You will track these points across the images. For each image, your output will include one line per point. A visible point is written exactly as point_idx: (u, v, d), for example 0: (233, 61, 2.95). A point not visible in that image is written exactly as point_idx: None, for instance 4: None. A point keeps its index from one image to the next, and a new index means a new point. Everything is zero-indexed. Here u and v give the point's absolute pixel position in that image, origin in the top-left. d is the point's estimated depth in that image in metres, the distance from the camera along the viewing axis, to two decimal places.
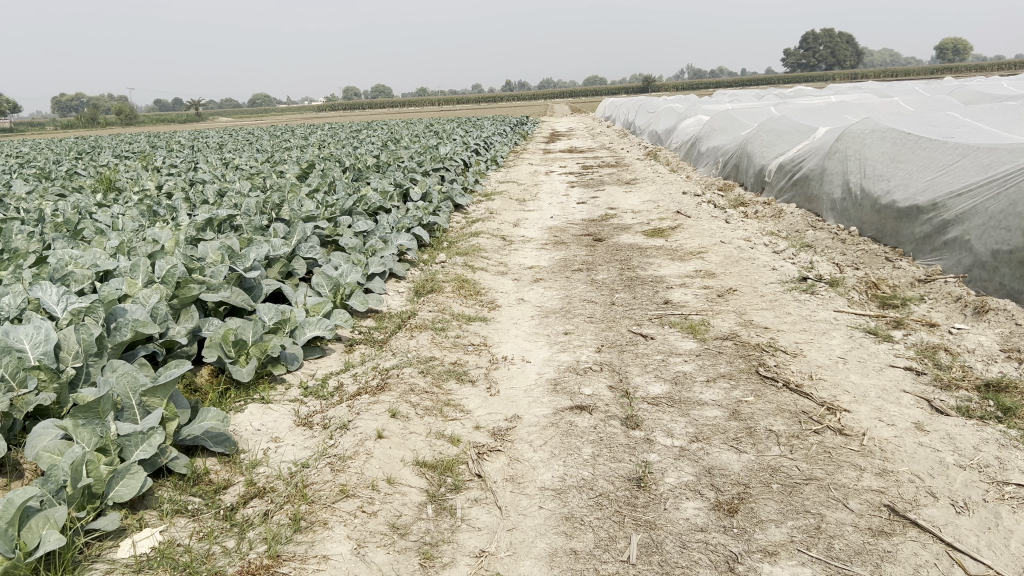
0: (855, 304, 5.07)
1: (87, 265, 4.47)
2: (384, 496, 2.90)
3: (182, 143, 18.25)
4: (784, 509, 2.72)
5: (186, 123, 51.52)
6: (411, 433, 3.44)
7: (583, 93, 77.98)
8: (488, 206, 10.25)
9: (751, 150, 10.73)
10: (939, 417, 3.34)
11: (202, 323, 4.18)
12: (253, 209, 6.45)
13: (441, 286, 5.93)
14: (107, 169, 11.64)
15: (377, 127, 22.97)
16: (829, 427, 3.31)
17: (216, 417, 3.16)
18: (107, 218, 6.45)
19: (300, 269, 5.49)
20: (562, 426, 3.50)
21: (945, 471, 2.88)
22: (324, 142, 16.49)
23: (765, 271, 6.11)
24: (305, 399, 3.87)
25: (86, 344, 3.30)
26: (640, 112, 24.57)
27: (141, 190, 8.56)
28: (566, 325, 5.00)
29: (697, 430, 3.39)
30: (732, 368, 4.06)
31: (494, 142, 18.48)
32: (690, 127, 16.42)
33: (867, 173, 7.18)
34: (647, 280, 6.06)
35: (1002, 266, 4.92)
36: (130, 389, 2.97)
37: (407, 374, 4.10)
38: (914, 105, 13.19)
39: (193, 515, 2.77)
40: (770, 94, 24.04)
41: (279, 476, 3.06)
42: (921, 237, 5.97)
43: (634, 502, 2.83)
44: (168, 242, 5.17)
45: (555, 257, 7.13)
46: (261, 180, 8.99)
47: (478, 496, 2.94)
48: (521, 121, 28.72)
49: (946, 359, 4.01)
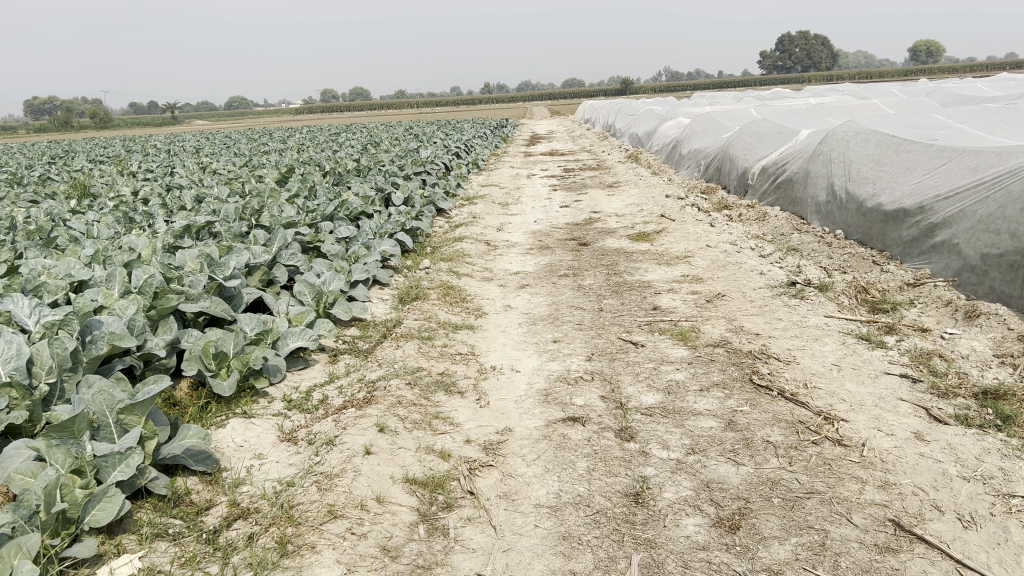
0: (846, 310, 5.03)
1: (61, 275, 4.32)
2: (374, 517, 2.79)
3: (158, 147, 17.94)
4: (787, 525, 2.65)
5: (161, 127, 51.00)
6: (400, 448, 3.34)
7: (562, 96, 78.08)
8: (470, 210, 10.15)
9: (733, 152, 10.71)
10: (938, 426, 3.29)
11: (181, 335, 4.05)
12: (232, 215, 6.32)
13: (426, 293, 5.83)
14: (83, 174, 11.43)
15: (356, 131, 22.77)
16: (827, 437, 3.24)
17: (197, 434, 3.03)
18: (82, 225, 6.29)
19: (281, 277, 5.37)
20: (555, 438, 3.41)
21: (949, 483, 2.82)
22: (302, 146, 16.33)
23: (753, 276, 6.05)
24: (289, 412, 3.76)
25: (60, 358, 3.18)
26: (620, 115, 24.52)
27: (116, 196, 8.38)
28: (555, 333, 4.92)
29: (693, 442, 3.31)
30: (726, 376, 3.99)
31: (475, 145, 18.37)
32: (671, 130, 16.41)
33: (852, 176, 7.16)
34: (635, 286, 5.98)
35: (991, 269, 4.89)
36: (106, 407, 2.85)
37: (395, 387, 3.99)
38: (894, 106, 13.22)
39: (173, 539, 2.66)
40: (749, 96, 24.10)
41: (264, 496, 2.95)
42: (908, 241, 5.94)
43: (632, 519, 2.75)
44: (145, 250, 5.03)
45: (541, 262, 7.05)
46: (240, 185, 8.84)
47: (471, 514, 2.85)
48: (501, 124, 28.59)
49: (941, 366, 3.96)
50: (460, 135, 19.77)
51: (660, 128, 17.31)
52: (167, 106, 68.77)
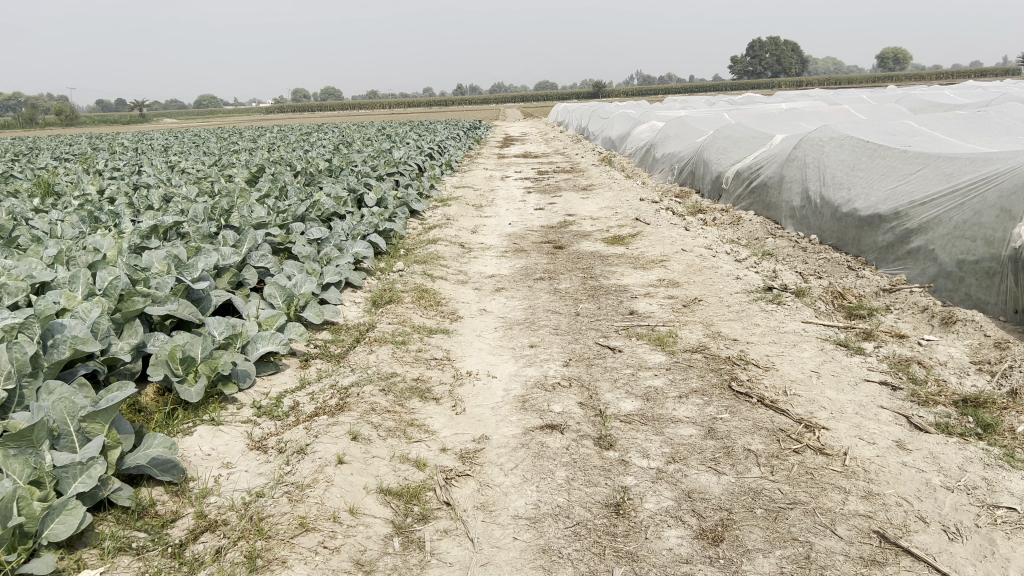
0: (822, 315, 5.02)
1: (22, 275, 4.19)
2: (346, 530, 2.70)
3: (124, 145, 17.51)
4: (771, 536, 2.60)
5: (127, 125, 50.18)
6: (374, 457, 3.25)
7: (535, 99, 78.35)
8: (444, 211, 10.06)
9: (707, 157, 10.72)
10: (920, 435, 3.26)
11: (147, 339, 3.94)
12: (201, 215, 6.19)
13: (400, 297, 5.73)
14: (47, 172, 11.12)
15: (327, 132, 22.51)
16: (809, 446, 3.20)
17: (163, 443, 2.92)
18: (45, 224, 6.12)
19: (251, 278, 5.26)
20: (533, 447, 3.34)
21: (933, 494, 2.79)
22: (273, 146, 16.16)
23: (729, 280, 6.03)
24: (258, 420, 3.65)
25: (19, 364, 3.07)
26: (594, 118, 24.51)
27: (82, 195, 8.16)
28: (531, 337, 4.85)
29: (673, 450, 3.25)
30: (705, 383, 3.94)
31: (448, 147, 18.23)
32: (645, 134, 16.43)
33: (827, 181, 7.17)
34: (611, 290, 5.93)
35: (968, 276, 4.90)
36: (67, 414, 2.73)
37: (368, 394, 3.90)
38: (866, 112, 13.32)
39: (137, 553, 2.55)
40: (721, 101, 24.28)
41: (232, 508, 2.84)
42: (884, 246, 5.95)
43: (613, 530, 2.68)
44: (110, 251, 4.89)
45: (516, 265, 6.97)
46: (210, 185, 8.68)
47: (447, 527, 2.77)
48: (474, 126, 28.47)
49: (920, 372, 3.94)
50: (433, 136, 19.65)
51: (634, 131, 17.34)
52: (136, 104, 67.59)
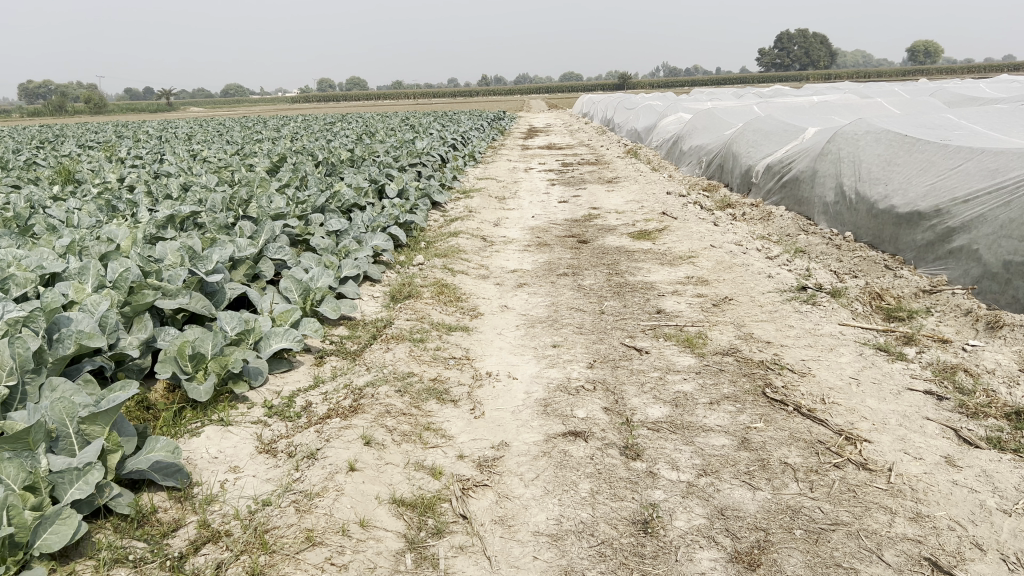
0: (860, 317, 4.80)
1: (32, 266, 4.02)
2: (356, 544, 2.54)
3: (149, 134, 17.53)
4: (812, 562, 2.40)
5: (153, 114, 50.66)
6: (388, 464, 3.09)
7: (559, 91, 78.11)
8: (467, 204, 9.87)
9: (736, 150, 10.46)
10: (970, 450, 3.05)
11: (158, 333, 3.78)
12: (219, 206, 6.04)
13: (420, 291, 5.57)
14: (70, 160, 11.11)
15: (351, 121, 22.42)
16: (851, 461, 3.00)
17: (166, 447, 2.77)
18: (62, 212, 6.02)
19: (267, 271, 5.10)
20: (555, 456, 3.16)
21: (989, 518, 2.58)
22: (297, 134, 16.12)
23: (761, 278, 5.80)
24: (269, 421, 3.49)
25: (22, 359, 2.90)
26: (620, 108, 24.19)
27: (102, 183, 8.07)
28: (554, 336, 4.66)
29: (704, 462, 3.06)
30: (737, 389, 3.74)
31: (473, 138, 18.06)
32: (671, 126, 16.18)
33: (862, 176, 6.91)
34: (637, 287, 5.74)
35: (1014, 278, 4.64)
36: (66, 415, 2.59)
37: (384, 395, 3.74)
38: (899, 106, 12.95)
39: (134, 566, 2.39)
40: (749, 93, 23.89)
41: (236, 517, 2.68)
42: (923, 245, 5.71)
43: (641, 551, 2.50)
44: (124, 242, 4.74)
45: (539, 260, 6.78)
46: (230, 174, 8.56)
47: (463, 542, 2.60)
48: (498, 116, 28.26)
49: (967, 381, 3.72)
50: (457, 127, 19.46)
51: (661, 123, 17.04)
52: (161, 91, 67.56)
